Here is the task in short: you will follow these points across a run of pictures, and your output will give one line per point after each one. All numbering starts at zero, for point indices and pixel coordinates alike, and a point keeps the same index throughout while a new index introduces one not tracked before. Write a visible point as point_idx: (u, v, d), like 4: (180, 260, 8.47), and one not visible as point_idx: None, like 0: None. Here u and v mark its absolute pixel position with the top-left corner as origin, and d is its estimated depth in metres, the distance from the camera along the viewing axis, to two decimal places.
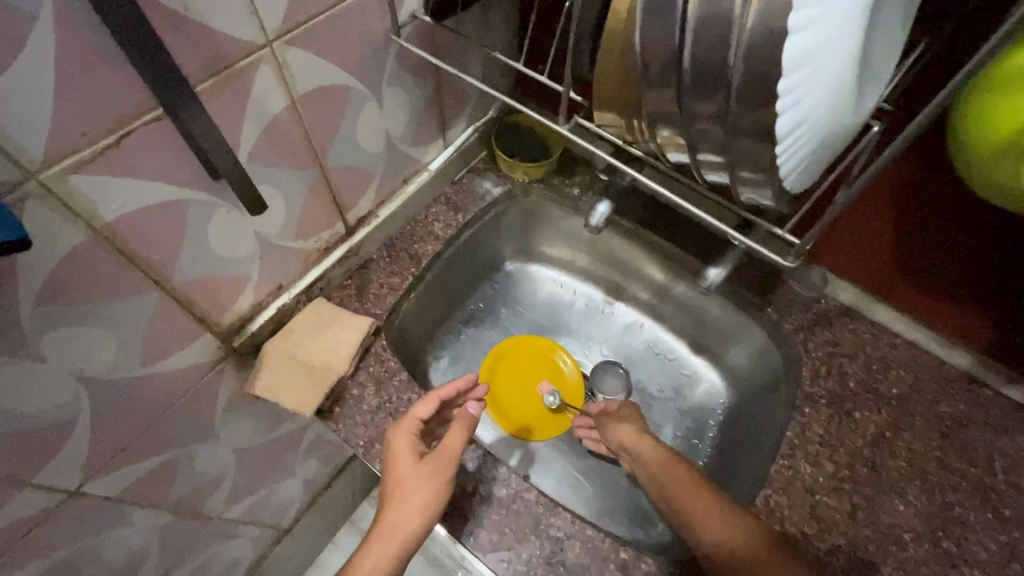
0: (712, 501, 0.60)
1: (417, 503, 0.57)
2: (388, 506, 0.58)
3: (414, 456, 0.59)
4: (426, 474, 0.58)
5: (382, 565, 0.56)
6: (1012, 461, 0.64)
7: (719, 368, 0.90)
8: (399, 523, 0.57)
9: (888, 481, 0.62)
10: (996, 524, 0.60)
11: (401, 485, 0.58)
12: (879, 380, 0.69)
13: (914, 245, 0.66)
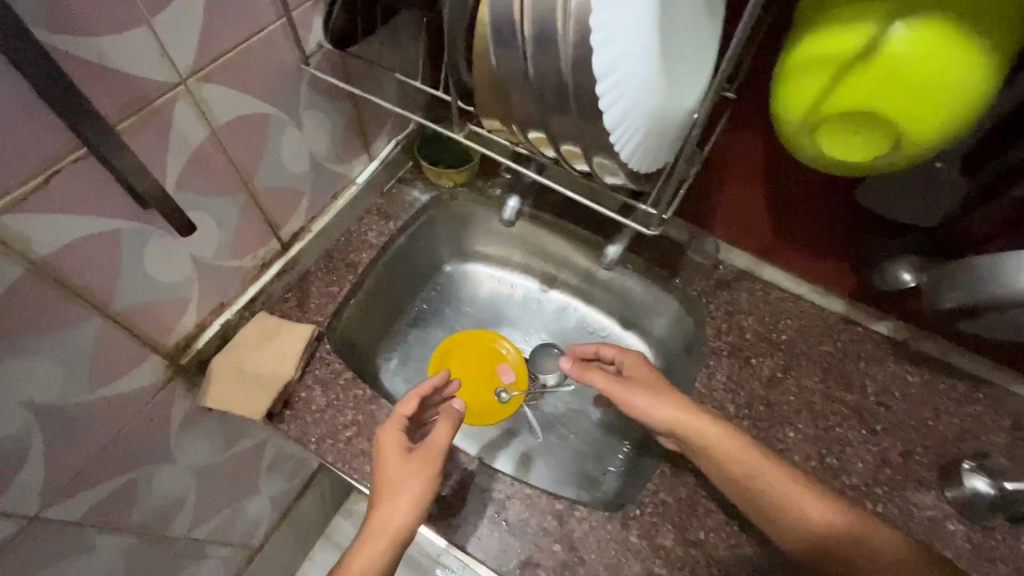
0: (745, 446, 0.63)
1: (407, 501, 0.61)
2: (377, 503, 0.61)
3: (402, 456, 0.63)
4: (415, 473, 0.62)
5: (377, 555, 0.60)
6: (882, 384, 0.75)
7: (646, 339, 0.99)
8: (390, 519, 0.60)
9: (781, 414, 0.72)
10: (871, 438, 0.71)
11: (388, 483, 0.62)
12: (771, 329, 0.79)
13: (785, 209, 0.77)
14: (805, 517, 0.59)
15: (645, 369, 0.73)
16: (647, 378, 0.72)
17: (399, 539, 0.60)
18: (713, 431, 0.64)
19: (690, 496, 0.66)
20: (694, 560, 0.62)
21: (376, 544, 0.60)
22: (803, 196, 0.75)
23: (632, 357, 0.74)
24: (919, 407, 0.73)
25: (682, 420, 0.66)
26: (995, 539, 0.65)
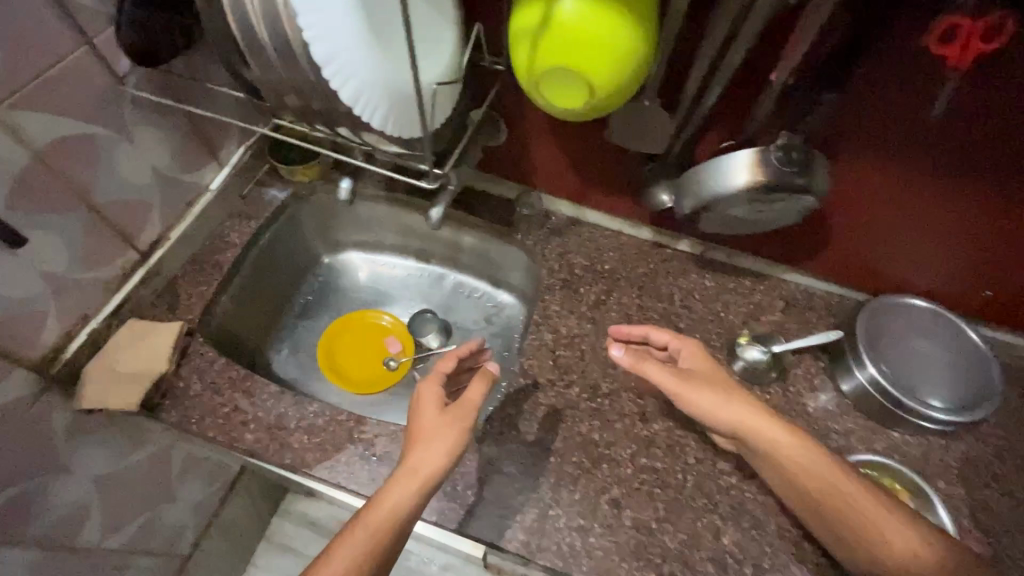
0: (809, 444, 0.67)
1: (439, 442, 0.64)
2: (413, 449, 0.64)
3: (440, 410, 0.67)
4: (451, 423, 0.66)
5: (405, 500, 0.61)
6: (684, 291, 0.91)
7: (513, 292, 1.11)
8: (427, 463, 0.63)
9: (605, 327, 0.87)
10: (675, 333, 0.87)
11: (423, 430, 0.66)
12: (595, 262, 0.94)
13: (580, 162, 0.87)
14: (850, 501, 0.64)
15: (712, 367, 0.74)
16: (713, 373, 0.73)
17: (432, 475, 0.62)
18: (782, 436, 0.67)
19: (530, 404, 0.79)
20: (536, 454, 0.75)
21: (407, 486, 0.61)
22: (590, 148, 0.85)
23: (691, 346, 0.76)
24: (712, 303, 0.90)
25: (737, 416, 0.68)
26: (769, 392, 0.82)
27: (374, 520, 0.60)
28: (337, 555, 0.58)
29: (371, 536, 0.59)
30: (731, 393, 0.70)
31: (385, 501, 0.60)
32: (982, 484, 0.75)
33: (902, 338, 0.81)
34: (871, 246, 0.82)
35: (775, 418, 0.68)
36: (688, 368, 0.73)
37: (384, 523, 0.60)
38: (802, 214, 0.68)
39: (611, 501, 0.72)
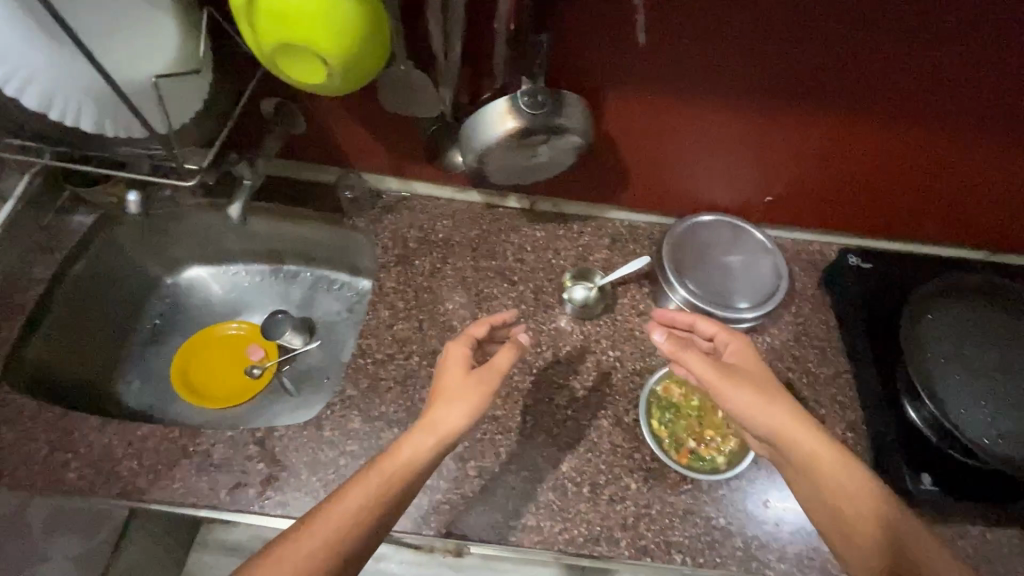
0: (833, 449, 0.65)
1: (458, 403, 0.65)
2: (435, 405, 0.66)
3: (465, 377, 0.68)
4: (476, 388, 0.67)
5: (419, 451, 0.63)
6: (516, 246, 0.95)
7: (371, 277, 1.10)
8: (445, 420, 0.64)
9: (441, 294, 0.89)
10: (510, 286, 0.90)
11: (447, 391, 0.67)
12: (428, 233, 0.96)
13: (384, 136, 0.88)
14: (854, 499, 0.62)
15: (759, 366, 0.71)
16: (757, 371, 0.71)
17: (454, 431, 0.64)
18: (809, 438, 0.65)
19: (371, 381, 0.80)
20: (379, 428, 0.76)
21: (423, 441, 0.63)
22: (388, 122, 0.85)
23: (739, 345, 0.73)
24: (543, 252, 0.94)
25: (780, 420, 0.66)
26: (599, 324, 0.87)
27: (384, 472, 0.61)
28: (348, 499, 0.59)
29: (380, 489, 0.60)
30: (764, 388, 0.68)
31: (400, 453, 0.62)
32: (784, 367, 0.85)
33: (705, 257, 0.88)
34: (665, 173, 0.87)
35: (808, 425, 0.66)
36: (734, 362, 0.72)
37: (397, 471, 0.61)
38: (577, 152, 0.72)
39: (455, 455, 0.75)
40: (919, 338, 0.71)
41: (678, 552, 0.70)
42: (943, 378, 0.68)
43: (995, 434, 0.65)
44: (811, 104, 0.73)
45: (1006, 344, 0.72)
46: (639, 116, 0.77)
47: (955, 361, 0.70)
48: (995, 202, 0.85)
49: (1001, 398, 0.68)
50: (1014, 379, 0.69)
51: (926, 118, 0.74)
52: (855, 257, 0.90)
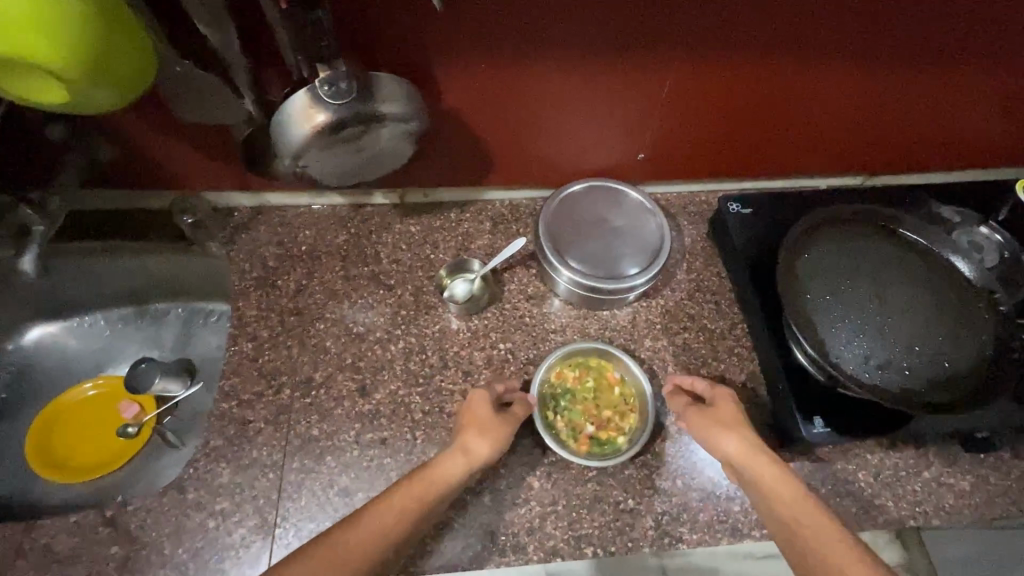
0: (805, 497, 0.56)
1: (489, 434, 0.65)
2: (469, 432, 0.65)
3: (495, 413, 0.67)
4: (502, 424, 0.66)
5: (452, 473, 0.61)
6: (390, 246, 0.87)
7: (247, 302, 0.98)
8: (478, 447, 0.64)
9: (311, 313, 0.80)
10: (387, 292, 0.83)
11: (473, 423, 0.66)
12: (290, 246, 0.86)
13: (212, 149, 0.76)
14: (826, 547, 0.50)
15: (736, 412, 0.66)
16: (735, 416, 0.66)
17: (484, 458, 0.64)
18: (781, 481, 0.58)
19: (237, 426, 0.71)
20: (252, 477, 0.68)
21: (457, 462, 0.62)
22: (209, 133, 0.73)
23: (721, 392, 0.69)
24: (420, 248, 0.87)
25: (738, 452, 0.62)
26: (486, 317, 0.81)
27: (424, 483, 0.59)
28: (397, 498, 0.56)
29: (421, 501, 0.57)
30: (736, 428, 0.64)
31: (437, 470, 0.61)
32: (680, 328, 0.82)
33: (586, 229, 0.82)
34: (530, 144, 0.81)
35: (780, 469, 0.59)
36: (710, 405, 0.68)
37: (433, 486, 0.59)
38: (412, 139, 0.64)
39: (341, 490, 0.68)
40: (793, 279, 0.69)
41: (587, 544, 0.66)
42: (818, 318, 0.67)
43: (870, 365, 0.65)
44: (670, 48, 0.67)
45: (880, 269, 0.71)
46: (481, 86, 0.69)
47: (831, 297, 0.69)
48: (864, 127, 0.83)
49: (875, 327, 0.67)
50: (887, 305, 0.69)
51: (837, 49, 0.69)
52: (737, 204, 0.83)
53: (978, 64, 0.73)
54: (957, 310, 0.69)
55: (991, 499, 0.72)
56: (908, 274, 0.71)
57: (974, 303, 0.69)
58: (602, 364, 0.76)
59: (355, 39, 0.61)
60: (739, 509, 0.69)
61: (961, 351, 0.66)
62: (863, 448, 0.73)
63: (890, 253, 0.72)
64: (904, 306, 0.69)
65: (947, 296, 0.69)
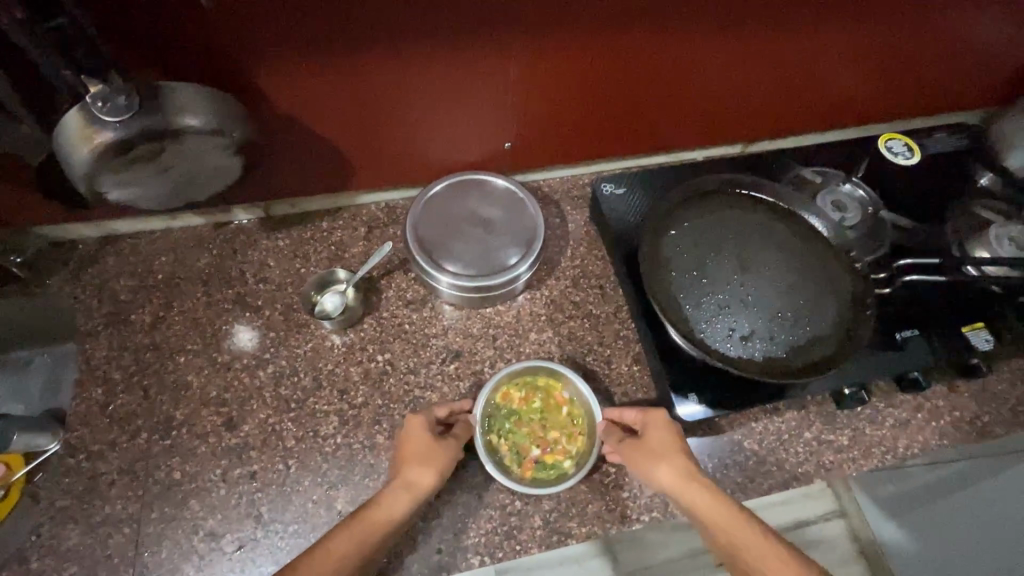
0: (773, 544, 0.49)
1: (431, 465, 0.60)
2: (413, 460, 0.60)
3: (432, 441, 0.62)
4: (448, 448, 0.63)
5: (400, 507, 0.56)
6: (257, 265, 0.81)
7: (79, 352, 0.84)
8: (423, 478, 0.59)
9: (169, 346, 0.74)
10: (253, 314, 0.77)
11: (411, 455, 0.61)
12: (145, 275, 0.79)
13: (25, 189, 0.67)
14: None
15: (670, 433, 0.60)
16: (672, 440, 0.59)
17: (430, 488, 0.59)
18: (724, 512, 0.52)
19: (87, 482, 0.65)
20: (105, 534, 0.63)
21: (404, 496, 0.57)
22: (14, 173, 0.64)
23: (652, 417, 0.62)
24: (290, 263, 0.82)
25: (686, 499, 0.55)
26: (362, 330, 0.77)
27: (370, 521, 0.54)
28: (335, 544, 0.51)
29: (362, 551, 0.52)
30: (667, 458, 0.57)
31: (378, 510, 0.55)
32: (566, 317, 0.80)
33: (484, 244, 0.78)
34: (397, 142, 0.77)
35: (719, 500, 0.53)
36: (643, 440, 0.61)
37: (375, 529, 0.54)
38: (232, 152, 0.58)
39: (206, 535, 0.63)
40: (657, 260, 0.68)
41: (473, 553, 0.65)
42: (683, 296, 0.66)
43: (734, 338, 0.65)
44: (597, 34, 0.67)
45: (744, 240, 0.70)
46: (312, 86, 0.64)
47: (695, 273, 0.68)
48: (729, 95, 0.83)
49: (740, 299, 0.67)
50: (751, 275, 0.68)
51: (755, 28, 0.71)
52: (609, 185, 0.82)
53: (821, 22, 0.73)
54: (818, 273, 0.69)
55: (867, 450, 0.74)
56: (771, 242, 0.71)
57: (836, 263, 0.69)
58: (549, 383, 0.71)
59: (143, 45, 0.55)
60: (627, 494, 0.68)
61: (824, 313, 0.66)
62: (747, 417, 0.74)
63: (754, 223, 0.72)
64: (769, 275, 0.68)
65: (809, 260, 0.70)
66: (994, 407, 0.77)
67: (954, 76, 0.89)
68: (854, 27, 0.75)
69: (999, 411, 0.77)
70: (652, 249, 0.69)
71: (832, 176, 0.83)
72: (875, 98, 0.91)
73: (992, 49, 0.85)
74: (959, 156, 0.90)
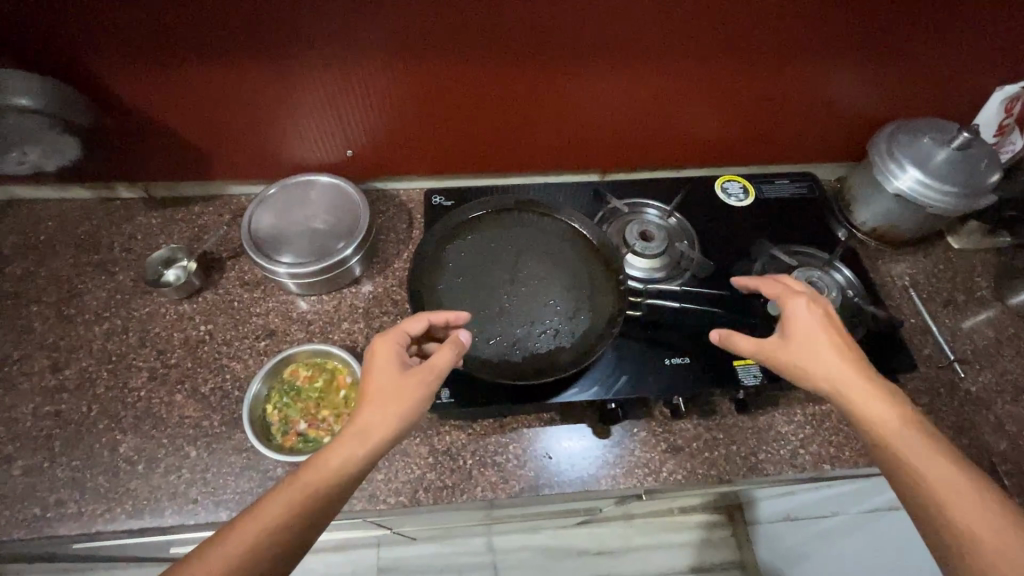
0: (931, 439, 0.52)
1: (388, 408, 0.55)
2: (366, 406, 0.55)
3: (395, 379, 0.57)
4: (409, 386, 0.57)
5: (356, 451, 0.53)
6: (126, 237, 0.92)
7: None
8: (377, 424, 0.54)
9: (29, 297, 0.85)
10: (109, 277, 0.88)
11: (377, 391, 0.57)
12: (29, 235, 0.91)
13: None
14: (960, 497, 0.49)
15: (830, 336, 0.58)
16: (832, 345, 0.58)
17: (387, 433, 0.54)
18: (915, 438, 0.52)
19: None
20: None
21: (355, 447, 0.53)
22: None
23: (796, 301, 0.61)
24: (153, 238, 0.92)
25: (845, 388, 0.56)
26: (197, 302, 0.86)
27: (304, 485, 0.51)
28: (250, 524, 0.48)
29: (312, 497, 0.50)
30: (828, 352, 0.57)
31: (321, 464, 0.52)
32: (381, 313, 0.87)
33: (312, 235, 0.87)
34: (250, 139, 0.87)
35: (881, 392, 0.55)
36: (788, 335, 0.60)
37: (323, 480, 0.51)
38: (53, 123, 0.70)
39: (1, 459, 0.72)
40: (434, 264, 0.75)
41: (224, 509, 0.70)
42: (447, 298, 0.73)
43: (484, 338, 0.70)
44: (400, 53, 0.75)
45: (521, 254, 0.77)
46: (150, 83, 0.75)
47: (465, 279, 0.74)
48: (563, 123, 0.89)
49: (497, 307, 0.72)
50: (517, 284, 0.74)
51: (552, 60, 0.78)
52: (440, 197, 0.95)
53: (623, 60, 0.79)
54: (581, 289, 0.74)
55: (630, 470, 0.75)
56: (546, 258, 0.76)
57: (600, 283, 0.74)
58: (337, 367, 0.79)
59: None
60: (382, 477, 0.73)
61: (574, 328, 0.71)
62: (519, 422, 0.78)
63: (537, 241, 0.78)
64: (533, 287, 0.74)
65: (576, 278, 0.75)
66: (772, 446, 0.78)
67: (796, 123, 0.92)
68: (663, 68, 0.80)
69: (777, 451, 0.78)
70: (435, 254, 0.77)
71: (641, 211, 0.91)
72: (718, 140, 0.95)
73: (826, 98, 0.88)
74: (789, 206, 0.96)
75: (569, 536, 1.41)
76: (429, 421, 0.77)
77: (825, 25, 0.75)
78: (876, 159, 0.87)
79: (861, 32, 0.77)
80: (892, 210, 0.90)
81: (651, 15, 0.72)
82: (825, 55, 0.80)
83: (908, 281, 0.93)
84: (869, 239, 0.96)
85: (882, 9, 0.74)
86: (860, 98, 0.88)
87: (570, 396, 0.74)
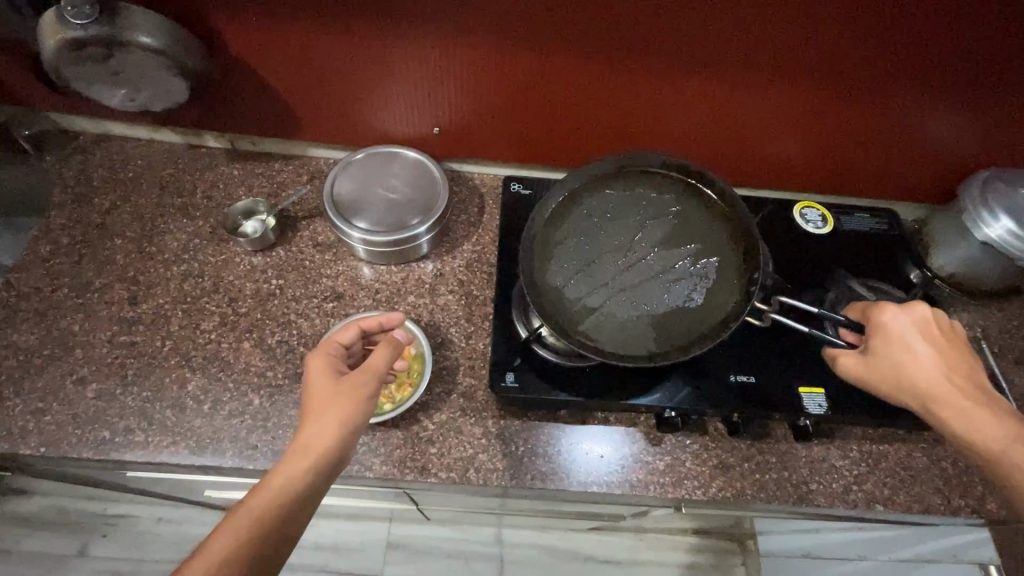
0: None
1: (328, 416, 0.58)
2: (307, 420, 0.58)
3: (334, 388, 0.60)
4: (345, 393, 0.60)
5: (302, 463, 0.55)
6: (208, 183, 0.94)
7: None
8: (318, 437, 0.57)
9: (113, 229, 0.88)
10: (189, 221, 0.90)
11: (316, 404, 0.59)
12: (118, 170, 0.94)
13: (30, 73, 0.82)
14: None
15: (929, 354, 0.62)
16: (924, 354, 0.62)
17: (333, 440, 0.57)
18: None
19: (9, 313, 0.80)
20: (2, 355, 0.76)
21: (299, 461, 0.55)
22: (19, 59, 0.80)
23: (891, 319, 0.64)
24: (234, 188, 0.94)
25: (956, 409, 0.60)
26: (271, 256, 0.88)
27: (254, 506, 0.52)
28: (215, 542, 0.50)
29: (270, 512, 0.52)
30: (929, 373, 0.62)
31: (271, 482, 0.54)
32: (446, 291, 0.88)
33: (385, 210, 0.88)
34: (344, 106, 0.88)
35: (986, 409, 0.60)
36: (893, 351, 0.63)
37: (277, 497, 0.53)
38: (166, 67, 0.72)
39: (76, 380, 0.75)
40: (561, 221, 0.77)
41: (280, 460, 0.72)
42: (555, 269, 0.75)
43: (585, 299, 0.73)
44: (509, 41, 0.76)
45: (646, 222, 0.78)
46: (261, 35, 0.76)
47: (573, 246, 0.76)
48: (652, 127, 0.89)
49: (602, 279, 0.74)
50: (629, 255, 0.76)
51: (658, 67, 0.78)
52: (519, 185, 0.96)
53: (729, 71, 0.78)
54: (696, 275, 0.74)
55: (679, 480, 0.75)
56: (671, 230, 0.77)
57: (725, 274, 0.74)
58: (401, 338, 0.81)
59: None
60: (434, 451, 0.74)
61: (678, 322, 0.72)
62: (573, 417, 0.78)
63: (692, 209, 0.78)
64: (649, 264, 0.75)
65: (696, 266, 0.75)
66: (826, 478, 0.77)
67: (887, 158, 0.91)
68: (769, 85, 0.79)
69: (830, 484, 0.76)
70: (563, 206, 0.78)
71: None
72: (804, 165, 0.94)
73: (926, 139, 0.86)
74: (867, 242, 0.95)
75: (578, 539, 1.41)
76: (486, 403, 0.78)
77: (944, 63, 0.74)
78: (968, 205, 0.84)
79: (980, 75, 0.75)
80: (976, 258, 0.87)
81: (768, 27, 0.71)
82: (936, 94, 0.79)
83: (980, 332, 0.91)
84: (945, 284, 0.93)
85: (1009, 53, 0.71)
86: (962, 144, 0.86)
87: (631, 398, 0.76)
